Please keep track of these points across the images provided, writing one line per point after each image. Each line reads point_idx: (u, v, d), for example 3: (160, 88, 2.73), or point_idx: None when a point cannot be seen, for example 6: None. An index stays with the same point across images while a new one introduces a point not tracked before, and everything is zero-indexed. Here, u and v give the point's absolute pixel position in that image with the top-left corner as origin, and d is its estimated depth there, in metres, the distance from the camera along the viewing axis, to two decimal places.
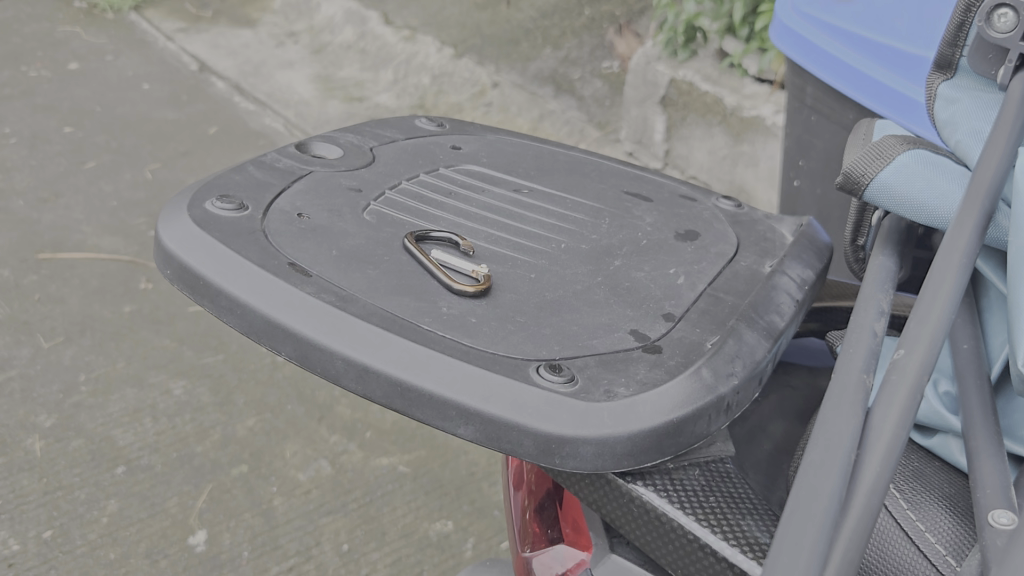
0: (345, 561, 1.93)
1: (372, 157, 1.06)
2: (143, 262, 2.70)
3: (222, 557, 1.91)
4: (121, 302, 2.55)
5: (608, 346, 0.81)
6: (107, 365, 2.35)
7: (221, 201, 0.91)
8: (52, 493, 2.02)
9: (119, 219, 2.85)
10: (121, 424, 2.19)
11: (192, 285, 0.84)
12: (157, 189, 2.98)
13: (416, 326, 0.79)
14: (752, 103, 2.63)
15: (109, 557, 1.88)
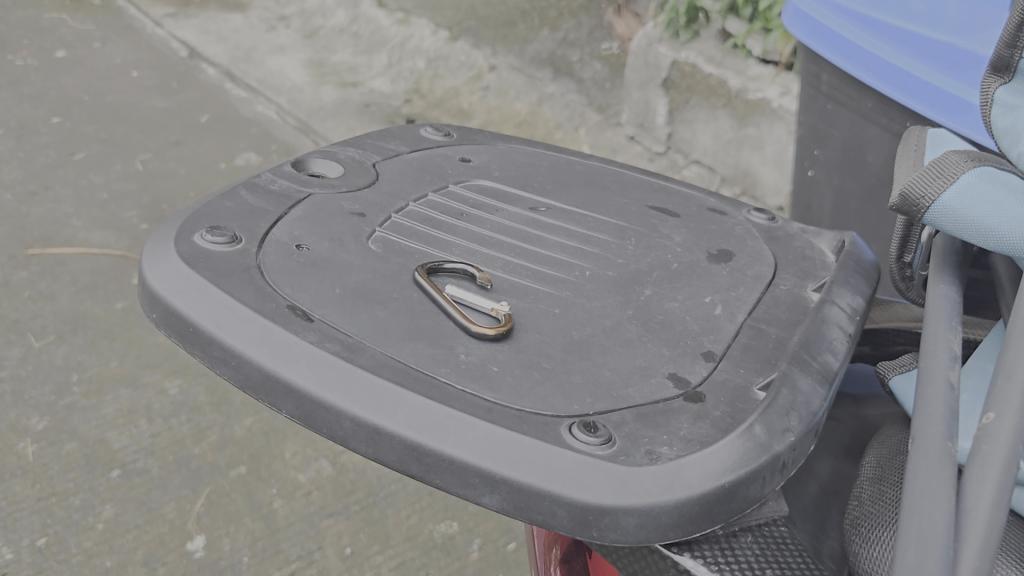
0: (349, 565, 1.84)
1: (376, 174, 0.98)
2: (135, 255, 2.56)
3: (223, 564, 1.80)
4: (112, 299, 2.44)
5: (644, 396, 0.73)
6: (100, 365, 2.25)
7: (211, 232, 0.82)
8: (45, 499, 1.92)
9: (109, 212, 2.73)
10: (117, 426, 2.09)
11: (181, 333, 0.75)
12: (149, 178, 2.87)
13: (432, 379, 0.71)
14: (758, 85, 2.53)
15: (106, 565, 1.79)
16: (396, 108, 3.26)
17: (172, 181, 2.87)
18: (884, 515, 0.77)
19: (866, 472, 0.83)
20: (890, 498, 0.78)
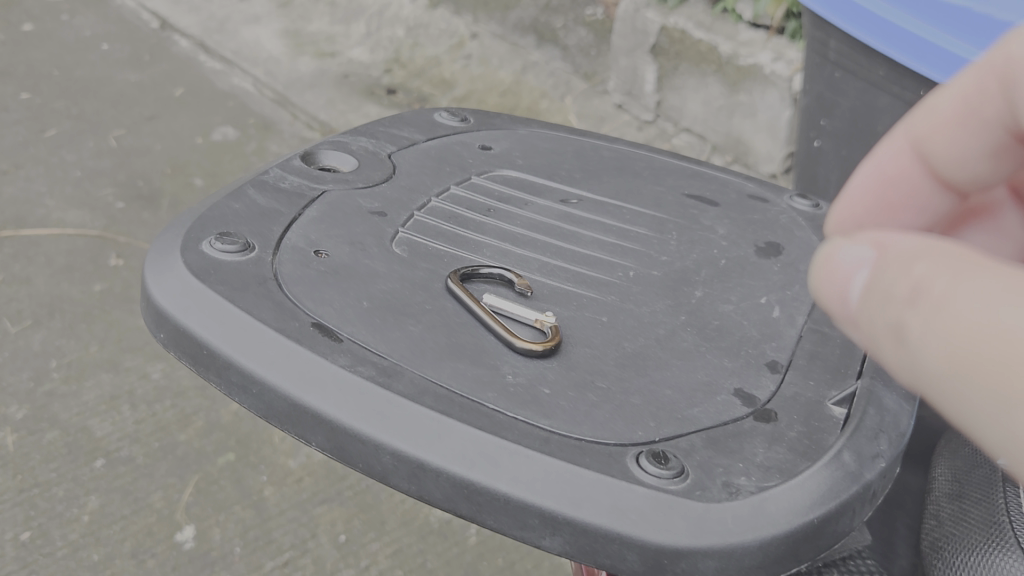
0: (344, 553, 1.50)
1: (392, 166, 0.90)
2: (115, 235, 2.13)
3: (214, 555, 1.48)
4: (91, 281, 2.00)
5: (711, 417, 0.66)
6: (80, 350, 1.83)
7: (220, 239, 0.74)
8: (28, 491, 1.56)
9: (82, 189, 2.27)
10: (99, 413, 1.71)
11: (195, 356, 0.68)
12: (124, 156, 2.40)
13: (479, 406, 0.63)
14: (750, 50, 2.12)
15: (93, 559, 1.46)
16: (375, 80, 2.71)
17: (152, 158, 2.40)
18: (967, 538, 0.71)
19: (940, 486, 0.77)
20: (974, 518, 0.72)
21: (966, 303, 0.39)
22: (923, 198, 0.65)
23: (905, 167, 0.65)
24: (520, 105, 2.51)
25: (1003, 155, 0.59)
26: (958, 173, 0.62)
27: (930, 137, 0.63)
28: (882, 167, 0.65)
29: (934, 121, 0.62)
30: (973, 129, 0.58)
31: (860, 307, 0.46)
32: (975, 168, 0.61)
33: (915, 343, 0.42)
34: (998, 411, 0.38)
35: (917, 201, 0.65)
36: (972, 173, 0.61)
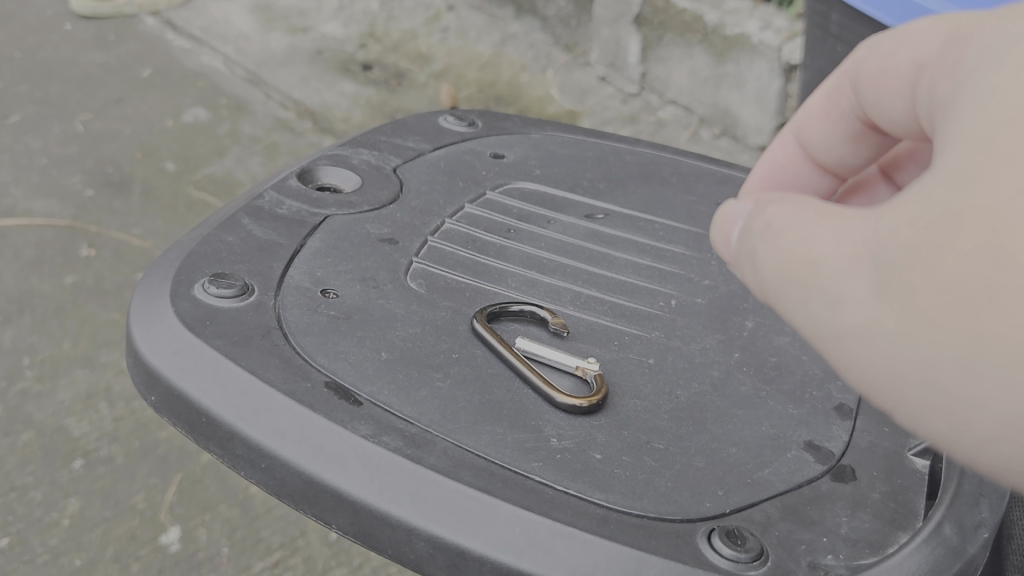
0: (336, 550, 1.32)
1: (399, 183, 0.81)
2: (85, 225, 1.84)
3: (200, 556, 1.30)
4: (60, 274, 1.72)
5: (784, 480, 0.58)
6: (52, 347, 1.58)
7: (214, 281, 0.65)
8: (3, 496, 1.35)
9: (50, 177, 1.97)
10: (76, 412, 1.48)
11: (193, 423, 0.59)
12: (91, 141, 2.08)
13: (524, 480, 0.55)
14: (736, 18, 1.83)
15: (76, 564, 1.27)
16: (350, 56, 2.35)
17: (125, 141, 2.07)
18: None
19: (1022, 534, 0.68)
20: None
21: (798, 220, 0.42)
22: (806, 186, 0.62)
23: (791, 154, 0.61)
24: (499, 79, 2.20)
25: (871, 142, 0.56)
26: (828, 160, 0.59)
27: (806, 130, 0.59)
28: (771, 154, 0.62)
29: (810, 117, 0.58)
30: (836, 117, 0.56)
31: (731, 251, 0.48)
32: (840, 154, 0.58)
33: (758, 262, 0.45)
34: (808, 299, 0.40)
35: (800, 189, 0.62)
36: (839, 158, 0.58)
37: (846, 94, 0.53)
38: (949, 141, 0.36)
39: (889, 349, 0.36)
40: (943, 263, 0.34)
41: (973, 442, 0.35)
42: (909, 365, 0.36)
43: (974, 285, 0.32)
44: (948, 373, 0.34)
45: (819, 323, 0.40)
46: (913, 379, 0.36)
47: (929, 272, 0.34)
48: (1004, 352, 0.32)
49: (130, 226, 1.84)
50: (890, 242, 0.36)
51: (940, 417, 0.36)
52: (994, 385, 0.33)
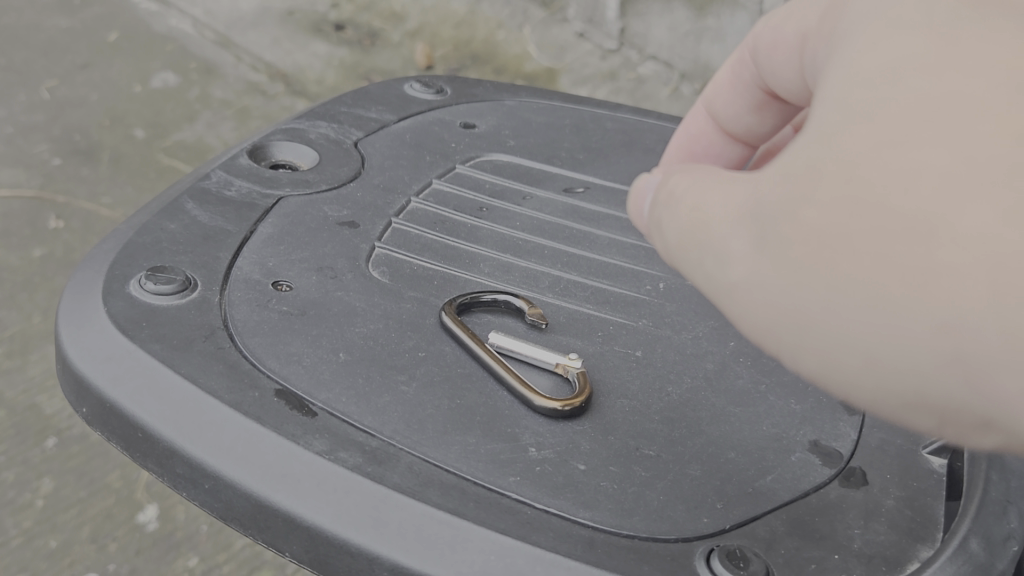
0: None
1: (360, 159, 0.74)
2: (52, 194, 1.74)
3: (179, 535, 1.23)
4: (26, 245, 1.64)
5: (789, 488, 0.52)
6: (21, 322, 1.50)
7: (152, 275, 0.58)
8: None
9: (13, 146, 1.85)
10: (49, 387, 1.40)
11: (128, 437, 0.53)
12: (57, 109, 1.95)
13: (499, 498, 0.49)
14: None
15: (51, 547, 1.21)
16: (321, 15, 2.19)
17: (91, 108, 1.95)
18: None
19: None
20: None
21: (696, 185, 0.42)
22: (722, 158, 0.60)
23: (705, 127, 0.60)
24: (475, 36, 2.06)
25: (776, 111, 0.55)
26: (736, 129, 0.57)
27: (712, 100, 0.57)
28: (686, 126, 0.61)
29: (716, 90, 0.56)
30: (740, 89, 0.54)
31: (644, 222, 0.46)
32: (747, 122, 0.56)
33: (659, 230, 0.44)
34: (702, 259, 0.40)
35: (717, 160, 0.60)
36: (746, 127, 0.57)
37: (748, 65, 0.52)
38: (816, 98, 0.36)
39: (770, 297, 0.36)
40: (816, 208, 0.33)
41: (849, 378, 0.34)
42: (787, 316, 0.35)
43: (845, 224, 0.32)
44: (816, 317, 0.34)
45: (710, 281, 0.39)
46: (789, 323, 0.35)
47: (802, 219, 0.34)
48: (876, 288, 0.31)
49: (99, 194, 1.74)
50: (771, 191, 0.36)
51: (813, 360, 0.35)
52: (868, 320, 0.32)
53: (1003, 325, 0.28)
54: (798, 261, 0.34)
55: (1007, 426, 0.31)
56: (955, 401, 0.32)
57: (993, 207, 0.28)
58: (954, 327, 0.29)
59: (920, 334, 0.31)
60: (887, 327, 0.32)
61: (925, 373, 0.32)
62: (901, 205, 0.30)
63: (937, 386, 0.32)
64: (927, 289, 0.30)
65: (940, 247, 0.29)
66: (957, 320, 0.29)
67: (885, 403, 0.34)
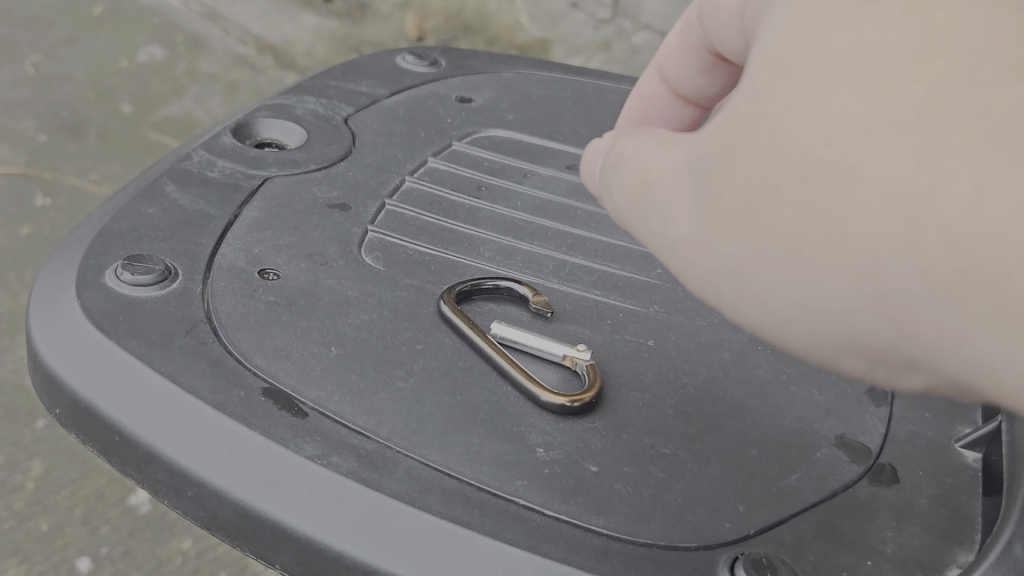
0: None
1: (351, 136, 0.70)
2: (39, 171, 1.69)
3: (174, 515, 1.20)
4: (12, 224, 1.59)
5: (816, 488, 0.49)
6: (7, 303, 1.45)
7: (128, 264, 0.54)
8: None
9: None
10: None
11: (104, 440, 0.49)
12: (42, 84, 1.89)
13: (506, 505, 0.45)
14: None
15: (42, 530, 1.17)
16: None
17: (77, 82, 1.89)
18: None
19: None
20: None
21: (638, 139, 0.42)
22: (671, 120, 0.56)
23: (656, 89, 0.56)
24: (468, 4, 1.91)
25: (726, 70, 0.51)
26: (686, 92, 0.54)
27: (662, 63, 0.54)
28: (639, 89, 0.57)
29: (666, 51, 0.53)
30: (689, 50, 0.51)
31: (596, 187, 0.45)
32: (695, 82, 0.53)
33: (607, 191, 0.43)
34: (645, 214, 0.40)
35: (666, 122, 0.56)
36: (695, 87, 0.53)
37: (695, 24, 0.48)
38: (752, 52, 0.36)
39: (706, 249, 0.36)
40: (748, 159, 0.34)
41: (785, 323, 0.35)
42: (725, 267, 0.36)
43: (774, 172, 0.33)
44: (755, 265, 0.34)
45: (652, 236, 0.39)
46: (723, 271, 0.36)
47: (735, 171, 0.34)
48: (803, 234, 0.32)
49: (86, 170, 1.70)
50: (706, 145, 0.36)
51: (753, 309, 0.36)
52: (795, 267, 0.33)
53: (915, 262, 0.29)
54: (733, 214, 0.35)
55: (927, 363, 0.32)
56: (880, 343, 0.32)
57: (903, 151, 0.28)
58: (871, 266, 0.30)
59: (840, 280, 0.31)
60: (812, 273, 0.32)
61: (849, 315, 0.32)
62: (823, 152, 0.31)
63: (864, 328, 0.32)
64: (845, 234, 0.30)
65: (860, 190, 0.30)
66: (874, 263, 0.30)
67: (819, 345, 0.35)
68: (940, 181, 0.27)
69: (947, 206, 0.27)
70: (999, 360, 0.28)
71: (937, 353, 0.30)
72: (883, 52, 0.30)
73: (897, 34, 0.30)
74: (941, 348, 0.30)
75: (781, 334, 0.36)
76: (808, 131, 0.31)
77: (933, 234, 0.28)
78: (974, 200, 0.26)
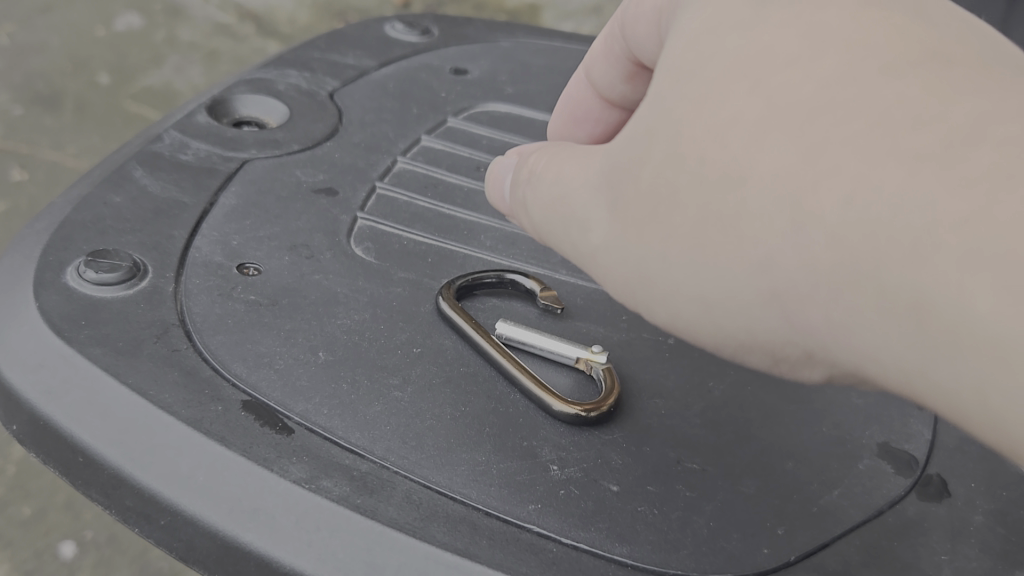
0: None
1: (338, 112, 0.65)
2: (14, 144, 1.60)
3: None
4: None
5: (860, 505, 0.44)
6: None
7: (92, 261, 0.49)
8: None
9: None
10: None
11: (67, 461, 0.44)
12: (15, 54, 1.75)
13: (517, 532, 0.40)
14: None
15: (24, 515, 1.11)
16: None
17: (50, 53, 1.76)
18: None
19: None
20: None
21: (542, 149, 0.42)
22: (599, 125, 0.51)
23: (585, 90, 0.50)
24: None
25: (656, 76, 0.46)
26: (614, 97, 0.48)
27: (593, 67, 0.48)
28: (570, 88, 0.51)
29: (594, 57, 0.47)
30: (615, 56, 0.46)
31: (506, 206, 0.44)
32: (619, 89, 0.48)
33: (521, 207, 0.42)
34: (552, 224, 0.40)
35: (594, 128, 0.51)
36: (620, 93, 0.48)
37: (617, 34, 0.44)
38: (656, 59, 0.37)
39: (613, 256, 0.37)
40: (650, 162, 0.34)
41: (689, 325, 0.35)
42: (631, 271, 0.36)
43: (674, 173, 0.33)
44: (659, 267, 0.35)
45: (566, 246, 0.39)
46: (636, 277, 0.36)
47: (642, 174, 0.35)
48: (701, 234, 0.33)
49: (64, 143, 1.62)
50: (610, 152, 0.37)
51: (662, 312, 0.36)
52: (697, 265, 0.33)
53: (804, 256, 0.29)
54: (638, 216, 0.35)
55: (823, 357, 0.32)
56: (777, 341, 0.33)
57: (788, 146, 0.30)
58: (766, 260, 0.31)
59: (740, 276, 0.32)
60: (711, 270, 0.33)
61: (749, 313, 0.33)
62: (719, 150, 0.32)
63: (764, 327, 0.33)
64: (743, 232, 0.31)
65: (752, 187, 0.30)
66: (769, 256, 0.30)
67: (720, 346, 0.35)
68: (828, 170, 0.28)
69: (833, 198, 0.28)
70: (883, 342, 0.29)
71: (830, 345, 0.31)
72: (771, 56, 0.31)
73: (785, 39, 0.31)
74: (832, 337, 0.30)
75: (688, 334, 0.36)
76: (705, 130, 0.32)
77: (819, 227, 0.28)
78: (855, 190, 0.27)
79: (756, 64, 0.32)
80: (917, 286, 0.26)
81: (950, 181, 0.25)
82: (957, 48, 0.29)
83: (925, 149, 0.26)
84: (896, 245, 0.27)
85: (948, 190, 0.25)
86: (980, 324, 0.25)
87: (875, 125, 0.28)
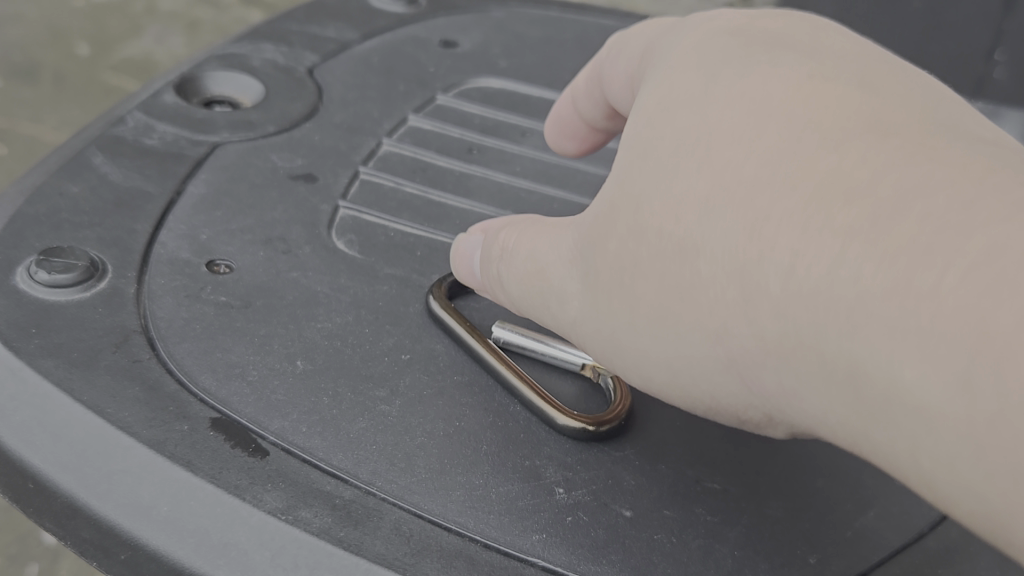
0: None
1: (317, 88, 0.60)
2: None
3: None
4: None
5: (898, 529, 0.39)
6: None
7: (44, 261, 0.44)
8: None
9: None
10: None
11: (15, 487, 0.39)
12: None
13: (519, 567, 0.36)
14: None
15: None
16: None
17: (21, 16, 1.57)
18: None
19: None
20: None
21: (511, 220, 0.40)
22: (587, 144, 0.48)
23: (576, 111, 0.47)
24: None
25: None
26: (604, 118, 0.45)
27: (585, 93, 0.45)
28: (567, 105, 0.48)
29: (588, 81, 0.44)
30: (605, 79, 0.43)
31: (476, 282, 0.41)
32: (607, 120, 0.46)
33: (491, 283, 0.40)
34: (517, 296, 0.38)
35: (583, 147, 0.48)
36: (607, 126, 0.46)
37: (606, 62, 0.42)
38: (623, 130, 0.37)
39: (582, 325, 0.35)
40: (615, 234, 0.33)
41: (661, 396, 0.34)
42: (599, 340, 0.35)
43: (634, 244, 0.33)
44: (625, 338, 0.34)
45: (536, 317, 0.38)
46: (608, 348, 0.35)
47: (606, 245, 0.34)
48: (662, 303, 0.32)
49: None
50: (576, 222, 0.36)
51: (634, 381, 0.35)
52: (659, 333, 0.32)
53: (756, 329, 0.29)
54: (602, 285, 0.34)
55: (785, 422, 0.31)
56: (740, 406, 0.32)
57: (736, 220, 0.29)
58: (722, 332, 0.30)
59: (698, 347, 0.31)
60: (672, 336, 0.32)
61: (711, 381, 0.32)
62: (675, 224, 0.31)
63: (728, 396, 0.32)
64: (697, 304, 0.31)
65: (704, 262, 0.30)
66: (723, 328, 0.30)
67: (691, 407, 0.33)
68: (770, 246, 0.28)
69: (779, 274, 0.28)
70: (832, 411, 0.28)
71: (790, 414, 0.30)
72: (723, 130, 0.31)
73: (735, 116, 0.32)
74: (786, 402, 0.30)
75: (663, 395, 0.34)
76: (660, 203, 0.32)
77: (769, 303, 0.28)
78: (797, 262, 0.27)
79: (705, 137, 0.32)
80: (852, 352, 0.26)
81: (876, 253, 0.26)
82: (899, 114, 0.29)
83: (856, 222, 0.26)
84: (834, 314, 0.26)
85: (875, 263, 0.25)
86: (908, 388, 0.25)
87: (810, 200, 0.28)
